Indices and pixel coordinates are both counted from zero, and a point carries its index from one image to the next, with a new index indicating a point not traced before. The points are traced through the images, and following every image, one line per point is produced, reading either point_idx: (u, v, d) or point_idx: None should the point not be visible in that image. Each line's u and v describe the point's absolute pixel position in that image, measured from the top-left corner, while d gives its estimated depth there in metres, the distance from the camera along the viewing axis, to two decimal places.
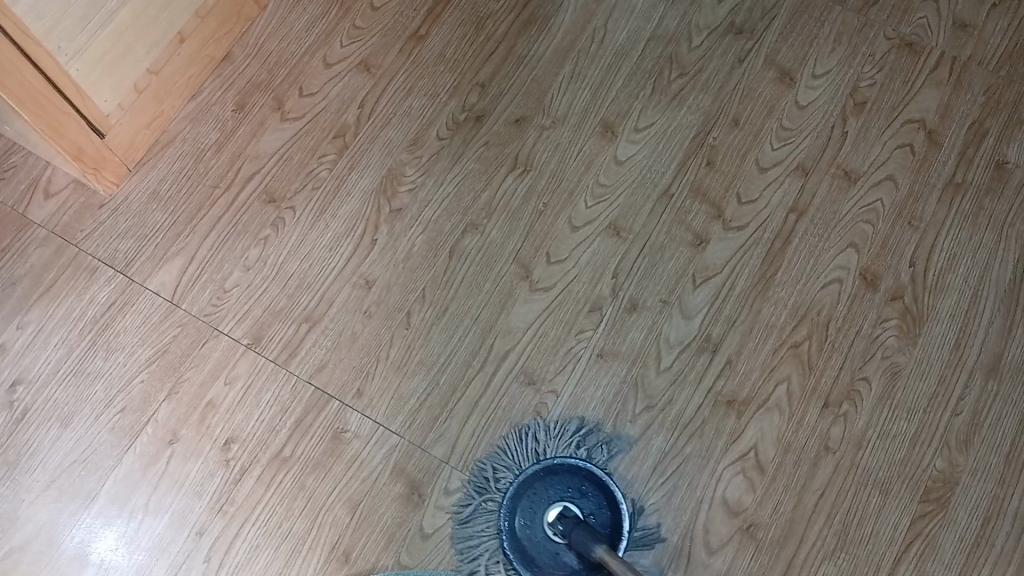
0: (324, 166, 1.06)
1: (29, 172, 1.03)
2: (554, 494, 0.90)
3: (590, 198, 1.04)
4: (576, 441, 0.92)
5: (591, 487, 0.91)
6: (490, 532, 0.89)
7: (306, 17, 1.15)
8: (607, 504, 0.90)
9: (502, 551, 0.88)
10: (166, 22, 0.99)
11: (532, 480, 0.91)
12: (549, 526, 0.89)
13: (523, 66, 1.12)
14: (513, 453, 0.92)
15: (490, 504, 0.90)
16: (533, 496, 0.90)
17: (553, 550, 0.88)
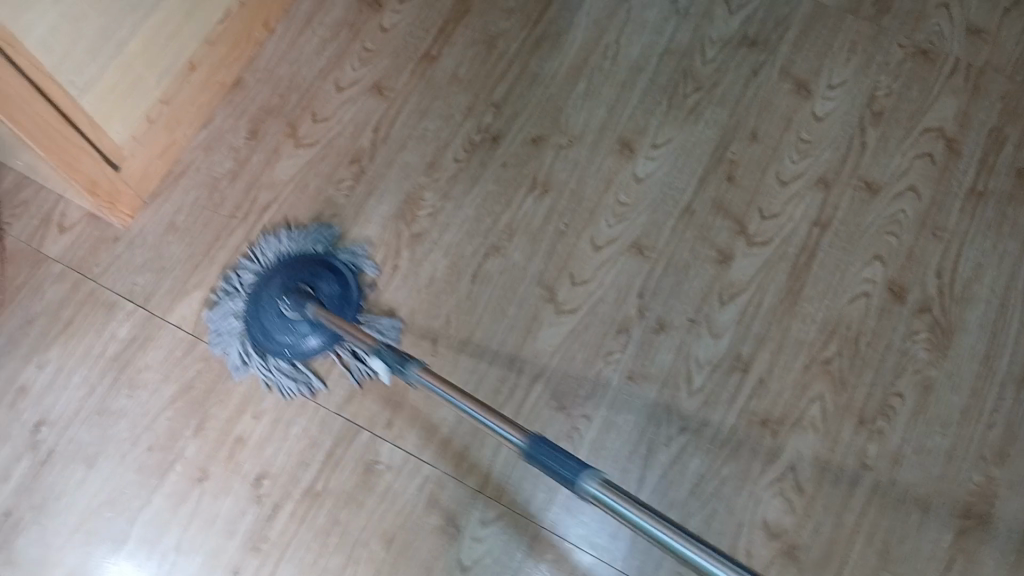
0: (341, 193, 1.04)
1: (41, 208, 1.01)
2: (298, 275, 0.97)
3: (610, 216, 1.03)
4: (321, 238, 1.01)
5: (332, 273, 0.98)
6: (241, 318, 0.95)
7: (315, 40, 1.13)
8: (338, 285, 0.98)
9: (251, 319, 0.95)
10: (176, 49, 0.97)
11: (272, 272, 0.98)
12: (275, 306, 0.94)
13: (537, 85, 1.11)
14: (264, 245, 1.00)
15: (238, 293, 0.97)
16: (280, 278, 0.97)
17: (292, 325, 0.92)
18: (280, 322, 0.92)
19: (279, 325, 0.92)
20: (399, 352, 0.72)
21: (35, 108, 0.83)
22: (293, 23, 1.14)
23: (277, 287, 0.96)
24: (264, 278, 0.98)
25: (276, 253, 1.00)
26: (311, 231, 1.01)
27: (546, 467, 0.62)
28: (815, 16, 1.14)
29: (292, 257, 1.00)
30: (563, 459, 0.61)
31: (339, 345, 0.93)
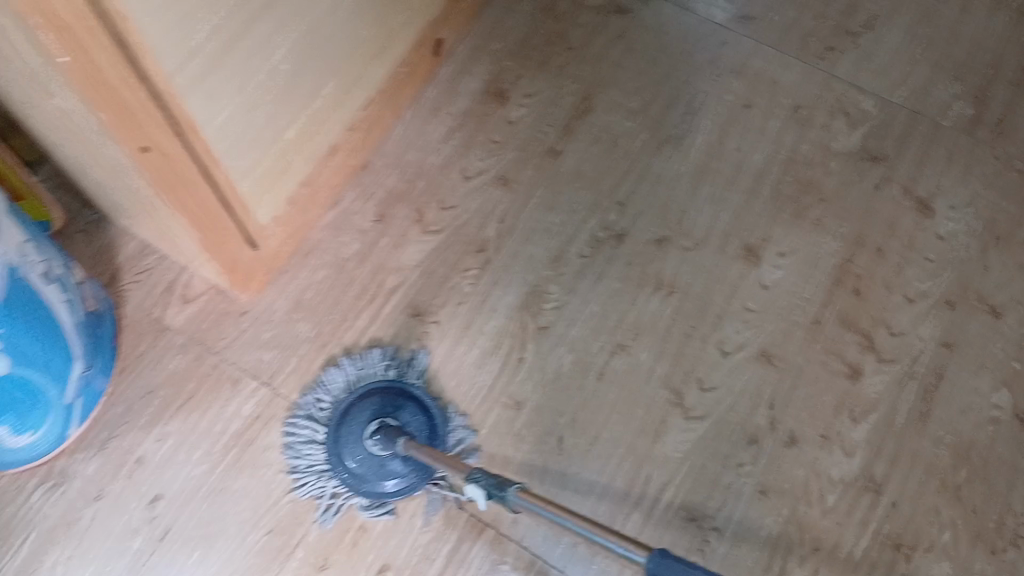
0: (467, 281, 1.04)
1: (164, 275, 1.02)
2: (379, 406, 0.93)
3: (738, 322, 1.02)
4: (403, 372, 0.97)
5: (409, 401, 0.94)
6: (325, 453, 0.91)
7: (442, 128, 1.15)
8: (420, 413, 0.94)
9: (340, 457, 0.90)
10: (322, 134, 1.00)
11: (355, 403, 0.93)
12: (358, 444, 0.90)
13: (661, 186, 1.12)
14: (336, 379, 0.96)
15: (315, 432, 0.92)
16: (361, 409, 0.92)
17: (389, 464, 0.88)
18: (369, 461, 0.88)
19: (369, 463, 0.88)
20: (497, 477, 0.71)
21: (201, 193, 0.84)
22: (421, 109, 1.17)
23: (355, 423, 0.91)
24: (354, 411, 0.92)
25: (351, 386, 0.95)
26: (391, 357, 0.98)
27: None
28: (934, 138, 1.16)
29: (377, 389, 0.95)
30: (698, 574, 0.56)
31: (387, 479, 0.88)
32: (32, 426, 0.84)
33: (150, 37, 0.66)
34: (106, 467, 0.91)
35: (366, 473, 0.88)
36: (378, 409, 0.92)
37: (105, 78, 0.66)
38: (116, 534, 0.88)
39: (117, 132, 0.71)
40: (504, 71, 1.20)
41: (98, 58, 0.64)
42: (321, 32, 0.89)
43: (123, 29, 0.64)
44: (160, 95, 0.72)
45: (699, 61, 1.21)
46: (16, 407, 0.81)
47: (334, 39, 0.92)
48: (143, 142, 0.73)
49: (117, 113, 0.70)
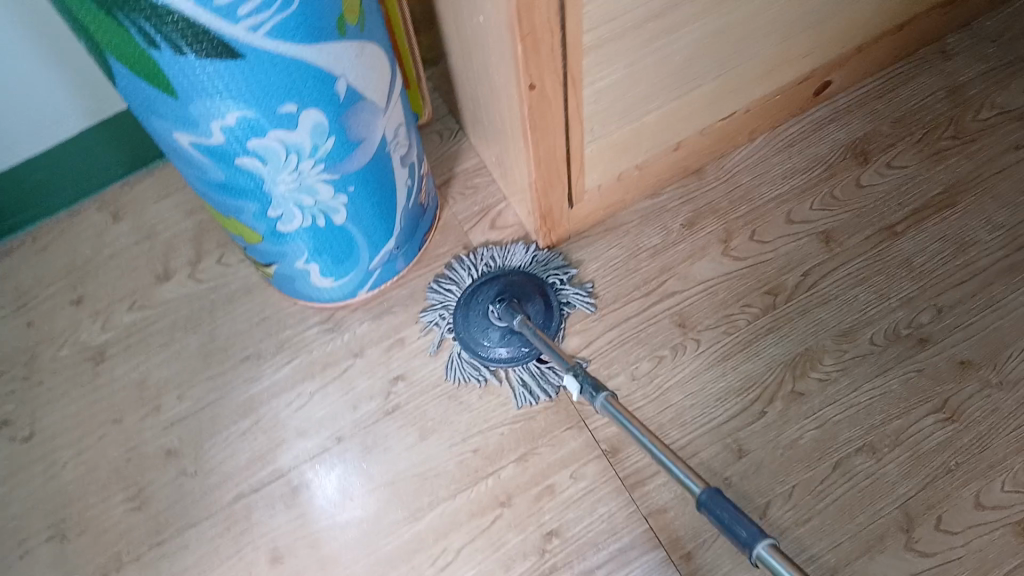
0: (744, 315, 1.03)
1: (486, 198, 1.12)
2: (519, 287, 1.00)
3: (1011, 481, 0.92)
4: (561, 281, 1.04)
5: (542, 301, 1.00)
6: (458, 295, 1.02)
7: (787, 165, 1.14)
8: (544, 313, 1.00)
9: (463, 300, 1.00)
10: (677, 130, 1.04)
11: (507, 274, 1.02)
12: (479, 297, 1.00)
13: (990, 311, 1.02)
14: (512, 253, 1.06)
15: (465, 277, 1.04)
16: (504, 279, 1.01)
17: (490, 328, 0.97)
18: (477, 315, 0.98)
19: (480, 320, 0.98)
20: (595, 382, 0.74)
21: (555, 141, 0.90)
22: (774, 141, 1.16)
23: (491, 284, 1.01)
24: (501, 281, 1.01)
25: (517, 264, 1.05)
26: (558, 264, 1.06)
27: (711, 516, 0.57)
28: None
29: (529, 276, 1.03)
30: (735, 514, 0.55)
31: (481, 334, 0.98)
32: (335, 275, 0.98)
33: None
34: (373, 333, 1.03)
35: (469, 319, 0.99)
36: (517, 287, 1.00)
37: (536, 20, 0.73)
38: (356, 392, 1.00)
39: (521, 65, 0.78)
40: (873, 136, 1.16)
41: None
42: (723, 38, 0.92)
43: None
44: (568, 45, 0.78)
45: None
46: (334, 254, 0.94)
47: (729, 49, 0.94)
48: (535, 80, 0.80)
49: (529, 50, 0.76)
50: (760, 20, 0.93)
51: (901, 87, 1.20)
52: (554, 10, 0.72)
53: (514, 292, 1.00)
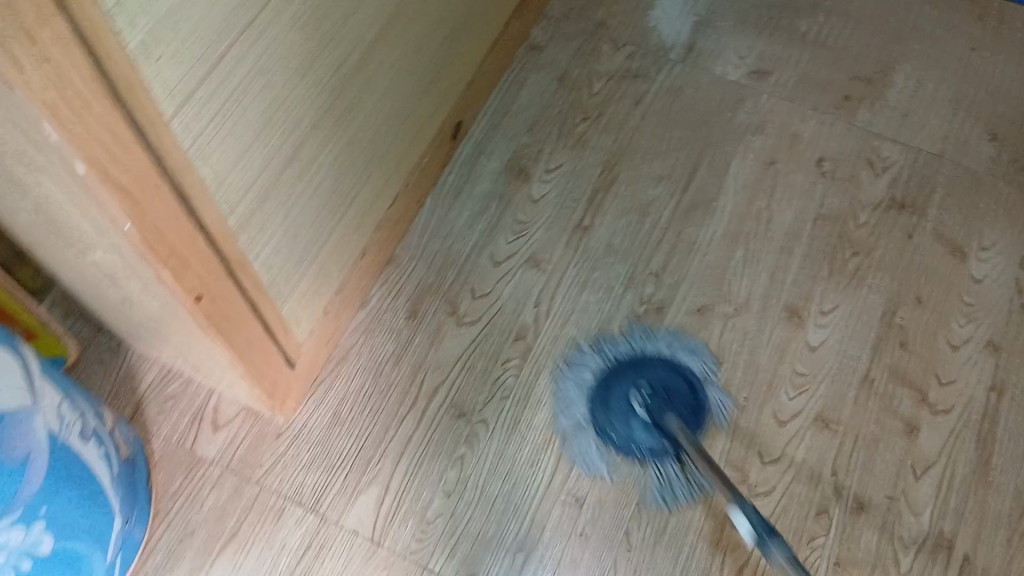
0: (510, 372, 1.02)
1: (192, 402, 0.99)
2: (677, 398, 1.00)
3: (790, 388, 1.01)
4: (700, 362, 1.02)
5: (691, 397, 1.00)
6: (589, 391, 1.01)
7: (465, 213, 1.13)
8: (688, 395, 1.00)
9: (601, 394, 1.00)
10: (357, 239, 0.98)
11: (671, 373, 1.01)
12: (636, 398, 0.99)
13: (694, 253, 1.10)
14: (658, 334, 1.05)
15: (590, 363, 1.02)
16: (663, 376, 1.01)
17: (586, 420, 0.99)
18: (590, 424, 0.99)
19: (579, 441, 0.98)
20: None
21: (249, 326, 0.80)
22: (441, 197, 1.14)
23: (649, 385, 1.00)
24: (601, 374, 1.02)
25: (666, 352, 1.03)
26: (684, 345, 1.04)
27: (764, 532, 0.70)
28: (959, 179, 1.16)
29: (667, 365, 1.02)
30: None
31: (586, 440, 0.98)
32: None
33: (206, 182, 0.62)
34: None
35: (566, 430, 0.98)
36: (657, 381, 1.00)
37: (168, 239, 0.62)
38: None
39: (177, 288, 0.66)
40: (522, 150, 1.18)
41: (158, 216, 0.59)
42: (354, 146, 0.87)
43: (184, 184, 0.60)
44: (215, 241, 0.68)
45: (718, 122, 1.20)
46: None
47: (362, 153, 0.90)
48: (200, 290, 0.69)
49: (177, 270, 0.65)
50: (378, 114, 0.90)
51: (520, 93, 1.22)
52: (183, 217, 0.62)
53: (661, 384, 1.00)
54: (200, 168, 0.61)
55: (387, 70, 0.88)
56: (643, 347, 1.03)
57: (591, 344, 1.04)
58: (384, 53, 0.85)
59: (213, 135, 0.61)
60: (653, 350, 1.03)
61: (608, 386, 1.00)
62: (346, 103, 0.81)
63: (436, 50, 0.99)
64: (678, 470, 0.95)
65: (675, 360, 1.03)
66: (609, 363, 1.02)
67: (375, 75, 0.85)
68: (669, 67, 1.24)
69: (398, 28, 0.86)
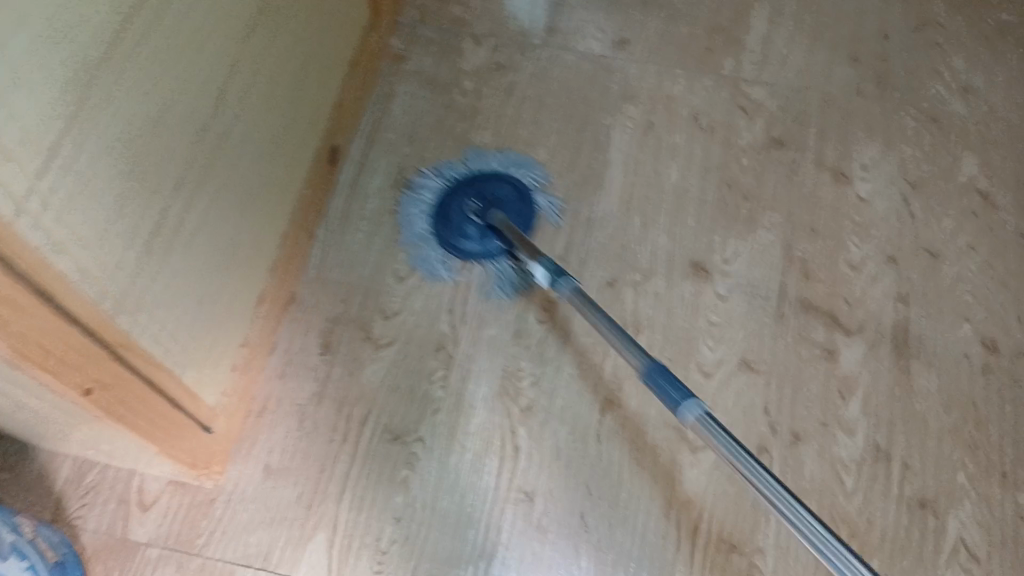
0: (437, 385, 1.01)
1: (116, 486, 0.95)
2: (507, 198, 1.11)
3: (709, 338, 1.03)
4: (529, 172, 1.15)
5: (521, 203, 1.11)
6: (428, 197, 1.13)
7: (360, 235, 1.11)
8: (515, 194, 1.12)
9: (441, 206, 1.11)
10: (249, 289, 0.97)
11: (503, 181, 1.12)
12: (472, 208, 1.10)
13: (594, 229, 1.11)
14: (489, 154, 1.16)
15: (429, 180, 1.14)
16: (497, 186, 1.12)
17: (432, 233, 1.10)
18: (436, 242, 1.10)
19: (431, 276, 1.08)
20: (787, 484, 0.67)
21: (156, 404, 0.79)
22: (332, 224, 1.12)
23: (484, 195, 1.11)
24: (441, 189, 1.13)
25: (497, 162, 1.15)
26: (511, 157, 1.16)
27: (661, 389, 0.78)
28: (829, 108, 1.19)
29: (500, 173, 1.14)
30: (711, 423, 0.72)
31: (432, 250, 1.09)
32: None
33: (64, 272, 0.62)
34: None
35: (416, 241, 1.10)
36: (489, 190, 1.12)
37: (43, 342, 0.61)
38: None
39: (64, 386, 0.65)
40: (404, 161, 1.17)
41: (25, 321, 0.59)
42: (222, 191, 0.86)
43: (41, 282, 0.60)
44: (94, 331, 0.67)
45: (591, 97, 1.21)
46: None
47: (233, 198, 0.89)
48: (89, 384, 0.68)
49: (59, 370, 0.64)
50: (241, 156, 0.89)
51: (391, 104, 1.21)
52: (53, 316, 0.61)
53: (496, 197, 1.11)
54: (57, 262, 0.61)
55: (241, 111, 0.87)
56: (476, 164, 1.15)
57: (433, 168, 1.15)
58: (233, 96, 0.84)
59: (64, 226, 0.61)
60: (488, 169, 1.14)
61: (450, 194, 1.12)
62: (202, 152, 0.80)
63: (291, 80, 0.98)
64: (513, 265, 1.07)
65: (503, 171, 1.14)
66: (447, 175, 1.14)
67: (230, 124, 0.85)
68: (534, 52, 1.24)
69: (242, 67, 0.85)
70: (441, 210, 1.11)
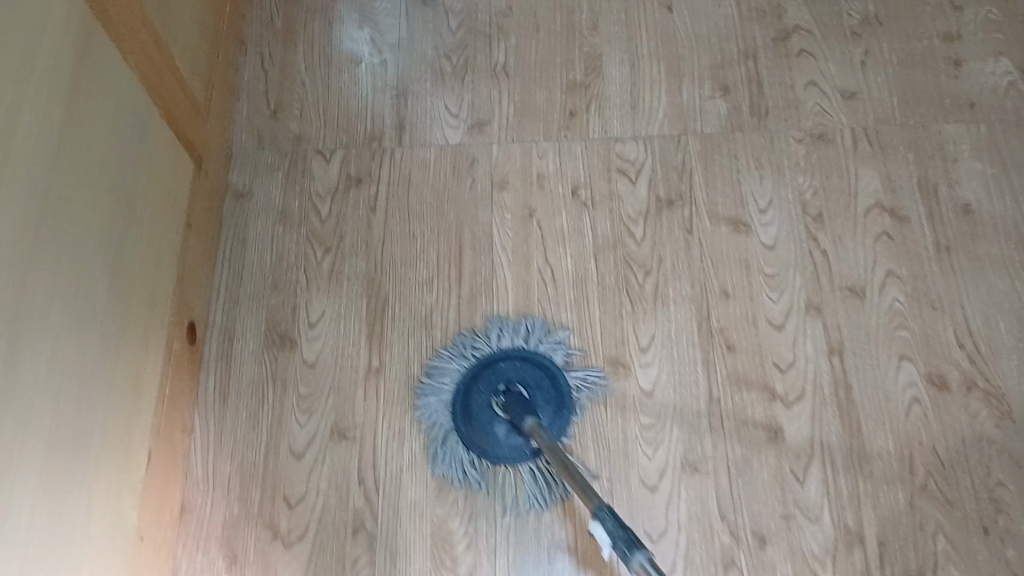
0: (365, 572, 0.91)
1: None
2: (539, 386, 0.96)
3: (647, 445, 0.94)
4: (561, 352, 0.99)
5: (552, 387, 0.96)
6: (445, 388, 0.97)
7: (243, 414, 0.99)
8: (558, 401, 0.95)
9: (459, 400, 0.96)
10: (119, 532, 0.84)
11: (527, 359, 0.97)
12: (495, 395, 0.95)
13: None
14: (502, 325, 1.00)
15: (444, 367, 0.98)
16: (518, 370, 0.97)
17: (454, 437, 0.95)
18: (457, 441, 0.95)
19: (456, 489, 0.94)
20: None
21: None
22: (210, 410, 0.99)
23: (508, 384, 0.96)
24: (459, 371, 0.98)
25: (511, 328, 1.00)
26: (532, 330, 1.00)
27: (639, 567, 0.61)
28: (710, 149, 1.11)
29: (521, 353, 0.98)
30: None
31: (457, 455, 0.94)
32: None
33: None
34: None
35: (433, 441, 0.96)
36: (514, 372, 0.96)
37: None
38: None
39: None
40: (275, 314, 1.04)
41: None
42: (52, 430, 0.73)
43: None
44: None
45: (462, 192, 1.10)
46: None
47: (70, 429, 0.76)
48: None
49: None
50: (69, 377, 0.76)
51: (246, 251, 1.07)
52: None
53: (520, 378, 0.96)
54: None
55: (54, 331, 0.74)
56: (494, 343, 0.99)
57: (446, 350, 1.00)
58: (36, 319, 0.71)
59: None
60: (512, 357, 0.98)
61: (468, 384, 0.97)
62: (11, 402, 0.67)
63: (116, 259, 0.85)
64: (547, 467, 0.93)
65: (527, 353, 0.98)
66: (462, 357, 0.98)
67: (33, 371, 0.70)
68: (388, 156, 1.12)
69: (41, 277, 0.72)
70: (459, 403, 0.96)
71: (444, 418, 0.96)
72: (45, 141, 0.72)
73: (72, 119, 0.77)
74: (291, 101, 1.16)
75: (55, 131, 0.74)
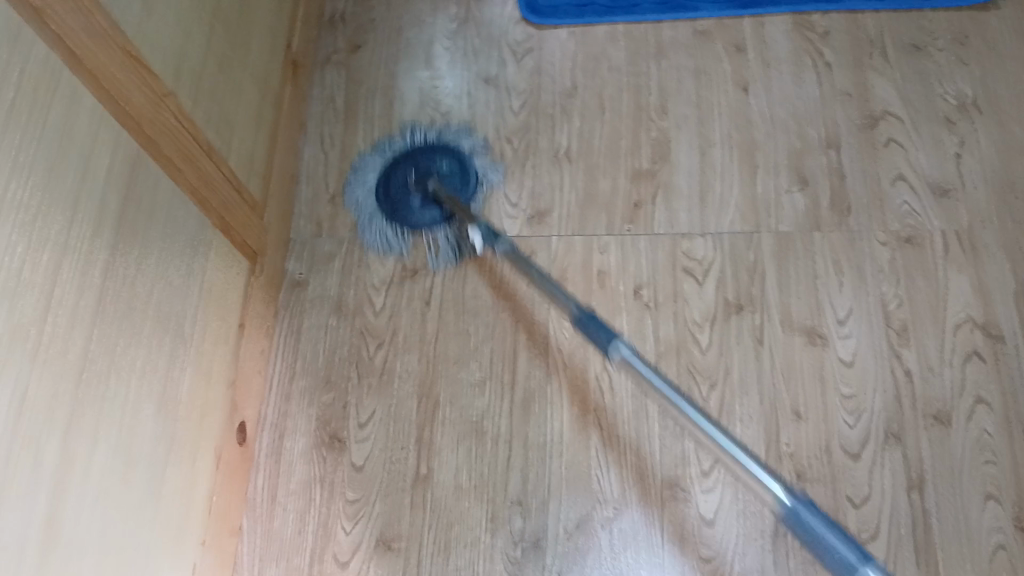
0: None
1: None
2: (441, 155, 1.13)
3: None
4: (471, 142, 1.15)
5: (461, 167, 1.13)
6: (369, 169, 1.14)
7: (291, 517, 0.97)
8: (456, 167, 1.13)
9: (382, 183, 1.12)
10: None
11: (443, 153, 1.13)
12: (410, 172, 1.12)
13: (550, 458, 0.97)
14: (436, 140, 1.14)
15: (369, 160, 1.15)
16: (437, 159, 1.13)
17: (380, 212, 1.11)
18: (376, 207, 1.11)
19: (383, 246, 1.10)
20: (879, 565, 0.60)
21: None
22: (257, 511, 0.98)
23: (422, 166, 1.12)
24: (383, 167, 1.14)
25: (437, 138, 1.15)
26: (448, 134, 1.16)
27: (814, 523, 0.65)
28: (785, 250, 1.06)
29: (435, 143, 1.14)
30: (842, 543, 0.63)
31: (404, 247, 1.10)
32: None
33: None
34: None
35: (384, 242, 1.10)
36: (434, 165, 1.12)
37: None
38: None
39: None
40: (325, 413, 1.01)
41: None
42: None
43: None
44: None
45: (520, 289, 1.06)
46: None
47: (112, 567, 0.76)
48: None
49: None
50: (116, 516, 0.76)
51: (300, 344, 1.06)
52: None
53: (438, 168, 1.13)
54: None
55: (98, 477, 0.73)
56: (409, 136, 1.15)
57: (372, 146, 1.16)
58: (78, 477, 0.70)
59: None
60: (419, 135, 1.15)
61: (386, 162, 1.14)
62: (50, 563, 0.67)
63: (159, 398, 0.83)
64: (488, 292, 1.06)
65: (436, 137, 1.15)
66: (383, 147, 1.15)
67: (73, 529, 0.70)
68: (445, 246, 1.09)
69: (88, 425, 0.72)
70: (380, 179, 1.13)
71: (371, 201, 1.12)
72: (83, 296, 0.71)
73: (114, 262, 0.75)
74: (350, 185, 1.15)
75: (95, 279, 0.72)
